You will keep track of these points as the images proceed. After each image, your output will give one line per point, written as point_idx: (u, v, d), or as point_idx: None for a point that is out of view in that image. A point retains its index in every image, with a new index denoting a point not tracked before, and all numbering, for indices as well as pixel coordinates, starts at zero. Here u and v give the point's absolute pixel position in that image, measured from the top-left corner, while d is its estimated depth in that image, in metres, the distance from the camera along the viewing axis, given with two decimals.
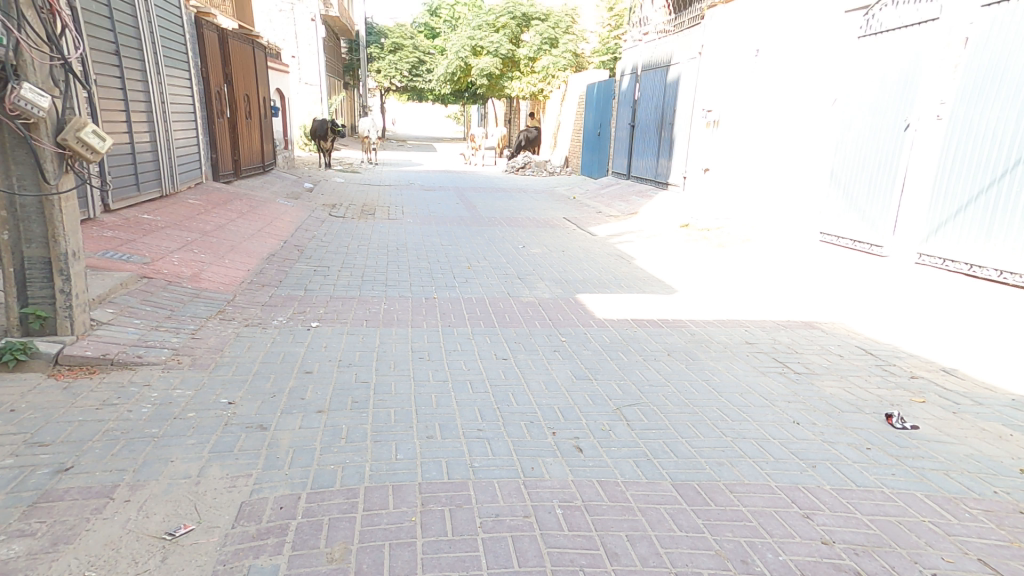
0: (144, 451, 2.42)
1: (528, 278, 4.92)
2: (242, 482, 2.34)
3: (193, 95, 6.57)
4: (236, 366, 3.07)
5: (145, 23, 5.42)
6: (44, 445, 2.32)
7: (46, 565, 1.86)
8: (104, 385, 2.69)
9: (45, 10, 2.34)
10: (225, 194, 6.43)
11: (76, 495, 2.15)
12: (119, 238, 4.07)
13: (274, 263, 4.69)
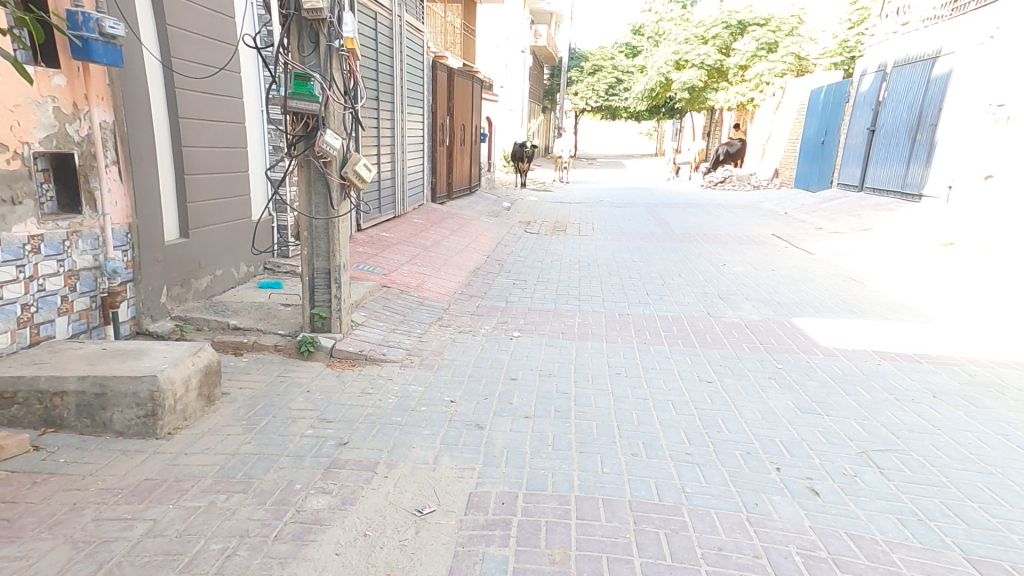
0: (394, 436, 2.81)
1: (731, 298, 4.68)
2: (469, 474, 2.58)
3: (424, 128, 7.78)
4: (454, 368, 3.45)
5: (398, 73, 6.56)
6: (330, 421, 2.85)
7: (340, 519, 2.27)
8: (362, 376, 3.25)
9: (347, 71, 2.68)
10: (440, 214, 7.50)
11: (353, 466, 2.59)
12: (368, 252, 5.01)
13: (479, 276, 5.27)
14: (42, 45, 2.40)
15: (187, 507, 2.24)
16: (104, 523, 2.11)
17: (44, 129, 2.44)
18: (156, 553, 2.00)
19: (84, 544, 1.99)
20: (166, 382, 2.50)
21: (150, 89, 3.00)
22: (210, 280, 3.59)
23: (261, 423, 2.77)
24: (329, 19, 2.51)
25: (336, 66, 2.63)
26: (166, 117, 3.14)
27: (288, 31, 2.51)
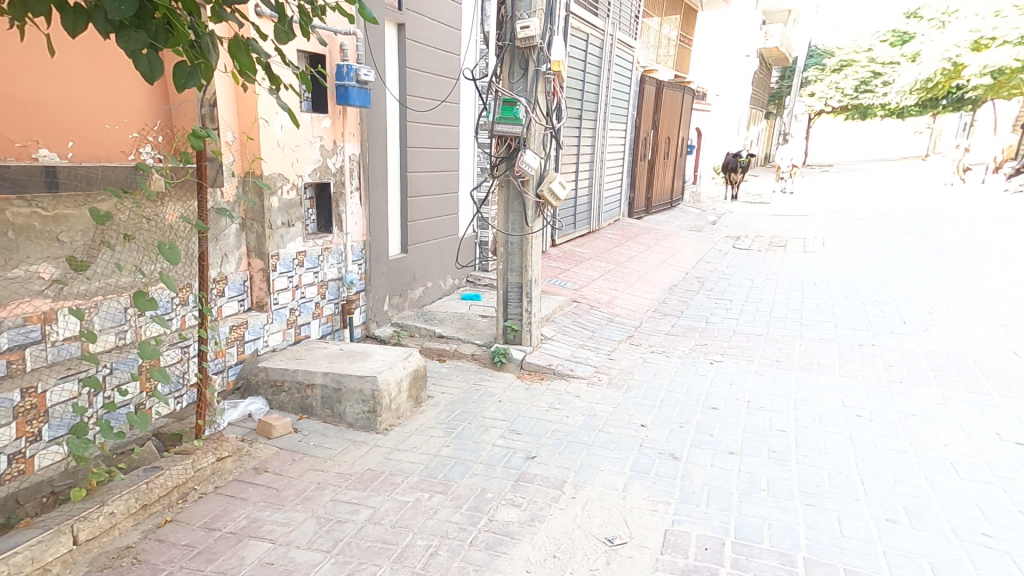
0: (581, 456, 2.73)
1: (1021, 327, 4.35)
2: (663, 508, 2.35)
3: (629, 144, 8.11)
4: (645, 391, 3.30)
5: (605, 91, 6.94)
6: (519, 433, 2.90)
7: (530, 536, 2.24)
8: (551, 390, 3.29)
9: (550, 92, 2.75)
10: (637, 229, 7.91)
11: (540, 482, 2.57)
12: (562, 267, 5.46)
13: (676, 294, 5.28)
14: (314, 94, 2.93)
15: (396, 499, 2.45)
16: (338, 504, 2.44)
17: (312, 163, 2.97)
18: (376, 540, 2.21)
19: (324, 520, 2.32)
20: (385, 382, 2.80)
21: (387, 124, 3.49)
22: (422, 291, 4.05)
23: (458, 428, 2.94)
24: (540, 45, 2.61)
25: (541, 89, 2.72)
26: (398, 147, 3.63)
27: (501, 60, 2.70)
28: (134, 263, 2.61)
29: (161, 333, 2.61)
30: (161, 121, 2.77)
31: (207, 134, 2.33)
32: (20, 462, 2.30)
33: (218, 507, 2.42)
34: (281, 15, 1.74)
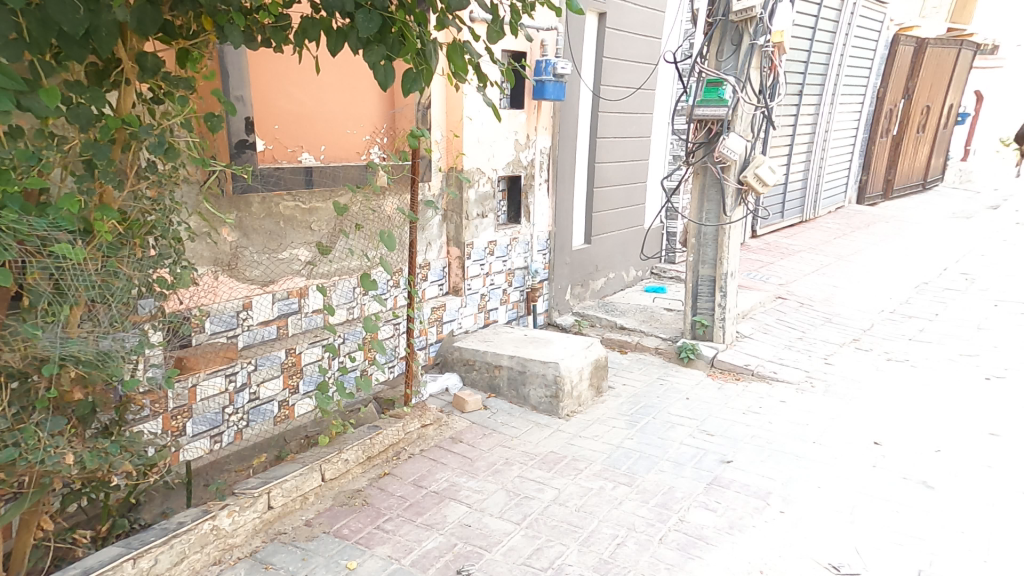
0: (789, 467, 2.63)
1: None
2: (909, 540, 2.16)
3: (859, 120, 9.06)
4: (875, 404, 3.21)
5: (833, 71, 7.77)
6: (710, 435, 2.92)
7: (729, 544, 2.21)
8: (750, 392, 3.33)
9: (765, 67, 3.16)
10: (866, 219, 8.60)
11: (737, 488, 2.51)
12: (767, 261, 6.23)
13: (931, 291, 5.36)
14: (514, 91, 3.31)
15: (581, 484, 2.65)
16: (526, 481, 2.72)
17: (506, 158, 3.34)
18: (563, 520, 2.44)
19: (515, 495, 2.62)
20: (565, 370, 3.04)
21: (580, 118, 3.90)
22: (603, 281, 4.41)
23: (640, 422, 3.05)
24: (759, 16, 3.05)
25: (755, 64, 3.17)
26: (587, 140, 4.02)
27: (714, 38, 3.24)
28: (362, 248, 2.96)
29: (380, 311, 2.93)
30: (387, 124, 3.22)
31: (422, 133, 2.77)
32: (286, 407, 3.04)
33: (423, 468, 2.86)
34: (496, 15, 1.87)
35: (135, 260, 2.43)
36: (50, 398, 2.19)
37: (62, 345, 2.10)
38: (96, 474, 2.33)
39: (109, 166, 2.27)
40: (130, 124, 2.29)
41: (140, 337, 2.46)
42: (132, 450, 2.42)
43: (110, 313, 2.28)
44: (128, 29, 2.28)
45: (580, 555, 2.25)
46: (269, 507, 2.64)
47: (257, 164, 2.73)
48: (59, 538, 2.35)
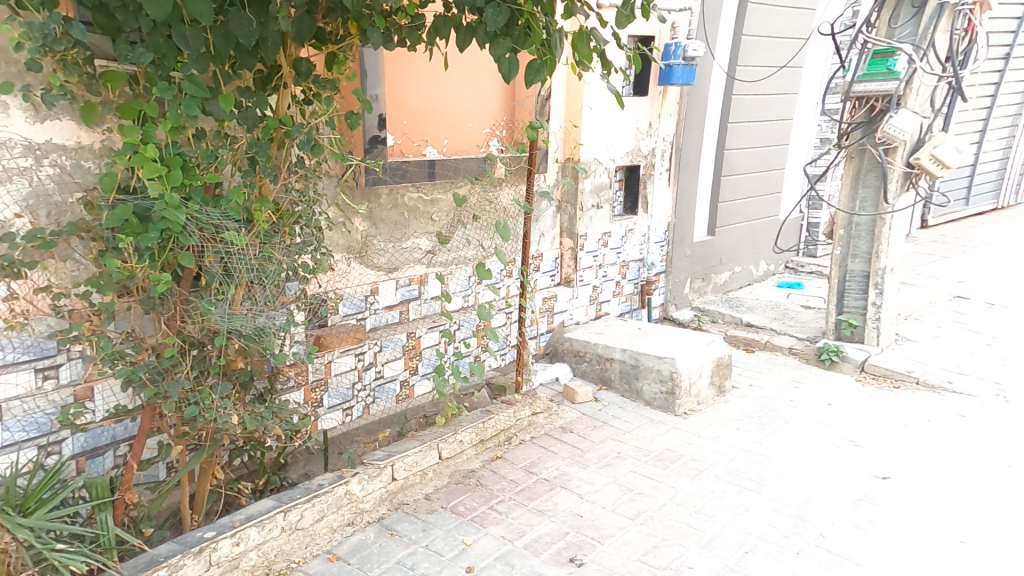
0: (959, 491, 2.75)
1: None
2: None
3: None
4: None
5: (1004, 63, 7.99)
6: (862, 444, 3.16)
7: (881, 563, 2.28)
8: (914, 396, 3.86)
9: (952, 30, 3.70)
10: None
11: (896, 508, 2.61)
12: (935, 255, 6.82)
13: None
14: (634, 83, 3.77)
15: (698, 484, 2.76)
16: (639, 477, 2.84)
17: (622, 149, 3.83)
18: (681, 520, 2.53)
19: (628, 489, 2.75)
20: (680, 366, 3.27)
21: (713, 110, 4.70)
22: (726, 272, 5.27)
23: (770, 425, 3.30)
24: None
25: (938, 29, 3.74)
26: (716, 125, 4.77)
27: (891, 10, 3.87)
28: (478, 238, 3.05)
29: (492, 300, 3.03)
30: (507, 116, 3.34)
31: (541, 125, 2.81)
32: (406, 388, 3.21)
33: (534, 455, 3.04)
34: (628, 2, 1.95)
35: (286, 247, 2.89)
36: (221, 365, 2.76)
37: (230, 320, 2.73)
38: (254, 434, 2.77)
39: (267, 163, 2.75)
40: (285, 124, 2.70)
41: (286, 316, 2.92)
42: (281, 416, 2.81)
43: (264, 292, 2.86)
44: (289, 37, 2.60)
45: (702, 557, 2.33)
46: (393, 479, 2.88)
47: (388, 159, 2.93)
48: (228, 486, 2.76)
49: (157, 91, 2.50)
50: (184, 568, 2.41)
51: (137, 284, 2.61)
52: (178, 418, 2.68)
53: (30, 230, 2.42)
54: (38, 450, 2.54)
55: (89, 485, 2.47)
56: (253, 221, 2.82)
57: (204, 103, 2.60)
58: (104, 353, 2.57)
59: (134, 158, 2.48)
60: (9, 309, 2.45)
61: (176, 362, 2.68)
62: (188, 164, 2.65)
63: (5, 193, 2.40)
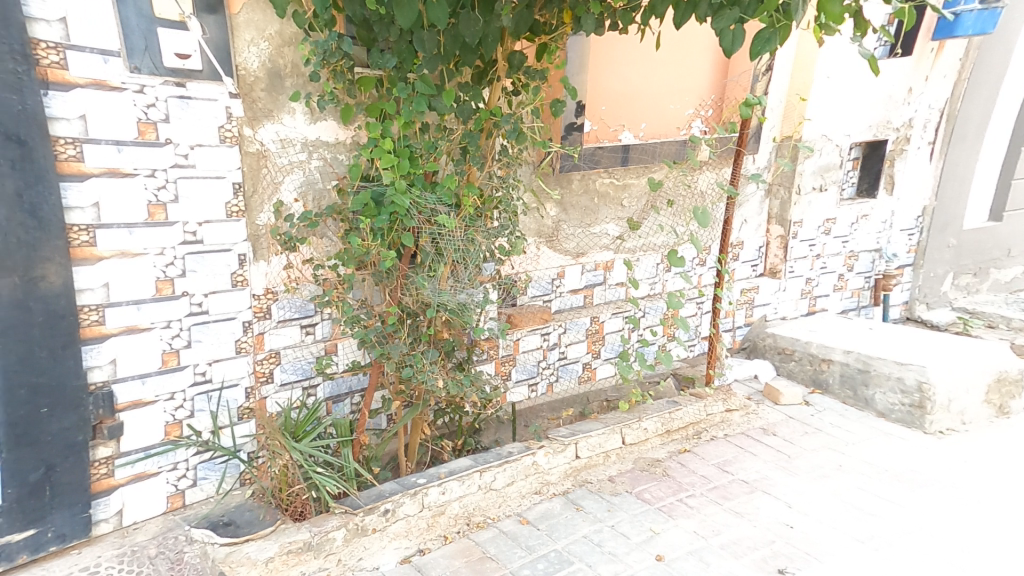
0: None
1: None
2: None
3: None
4: None
5: None
6: None
7: None
8: None
9: None
10: None
11: None
12: None
13: None
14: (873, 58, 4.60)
15: (964, 509, 2.76)
16: (865, 494, 2.86)
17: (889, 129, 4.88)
18: (942, 559, 2.40)
19: (854, 507, 2.75)
20: (929, 378, 3.50)
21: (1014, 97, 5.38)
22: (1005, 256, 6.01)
23: None
24: None
25: None
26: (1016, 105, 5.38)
27: None
28: (670, 224, 3.09)
29: (681, 288, 2.84)
30: (716, 95, 3.44)
31: (757, 101, 2.51)
32: (588, 369, 3.59)
33: (727, 453, 3.19)
34: None
35: (486, 231, 3.11)
36: (430, 334, 3.11)
37: (439, 295, 3.06)
38: (455, 399, 3.09)
39: (476, 151, 3.00)
40: (495, 114, 2.90)
41: (483, 294, 3.16)
42: (477, 385, 3.11)
43: (465, 271, 3.12)
44: (506, 33, 2.78)
45: None
46: (577, 458, 3.09)
47: (584, 145, 3.09)
48: (433, 442, 3.13)
49: (396, 92, 2.86)
50: (404, 506, 2.89)
51: (370, 260, 3.06)
52: (396, 377, 3.10)
53: (303, 211, 3.01)
54: (303, 390, 3.18)
55: (336, 424, 3.03)
56: (459, 206, 3.10)
57: (430, 99, 2.90)
58: (347, 316, 3.08)
59: (376, 151, 2.91)
60: (288, 276, 3.08)
61: (397, 328, 3.09)
62: (413, 154, 2.99)
63: (288, 182, 3.02)
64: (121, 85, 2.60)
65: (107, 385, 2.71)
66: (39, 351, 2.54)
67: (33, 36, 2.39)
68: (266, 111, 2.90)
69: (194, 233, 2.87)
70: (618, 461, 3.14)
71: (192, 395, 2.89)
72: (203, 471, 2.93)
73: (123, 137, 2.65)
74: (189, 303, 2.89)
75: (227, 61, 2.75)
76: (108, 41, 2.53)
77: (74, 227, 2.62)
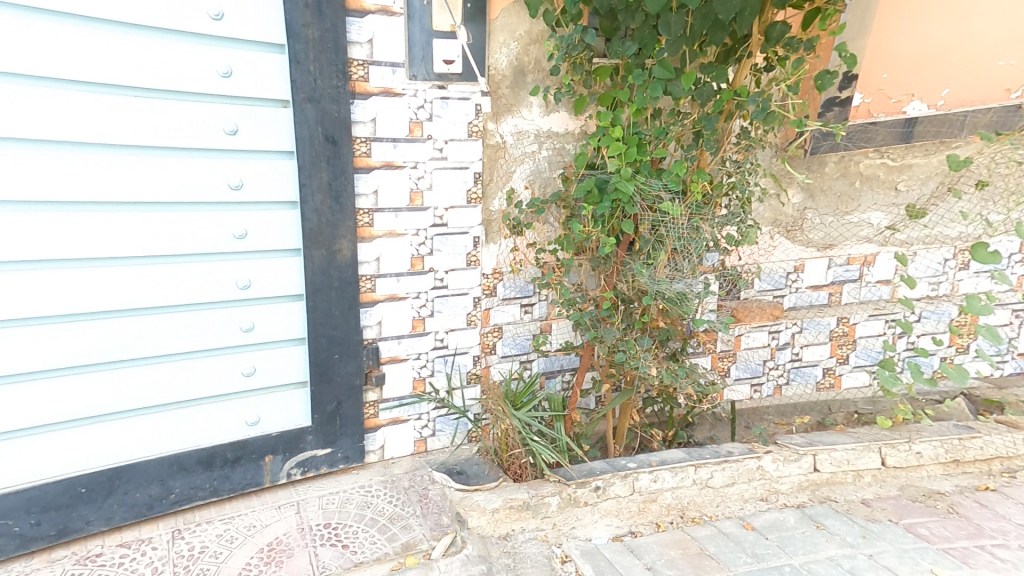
0: None
1: None
2: None
3: None
4: None
5: None
6: None
7: None
8: None
9: None
10: None
11: None
12: None
13: None
14: None
15: None
16: None
17: None
18: None
19: None
20: None
21: None
22: None
23: None
24: None
25: None
26: None
27: None
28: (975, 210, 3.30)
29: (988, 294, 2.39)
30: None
31: None
32: (831, 376, 3.57)
33: None
34: None
35: (713, 219, 3.03)
36: (644, 322, 3.13)
37: (656, 283, 3.02)
38: (668, 389, 3.09)
39: (711, 135, 2.91)
40: (741, 95, 2.75)
41: (703, 285, 3.09)
42: (692, 377, 3.08)
43: (686, 261, 3.06)
44: (767, 4, 2.59)
45: None
46: (815, 471, 2.95)
47: (850, 121, 3.17)
48: (642, 428, 3.20)
49: (631, 79, 2.88)
50: (615, 486, 2.96)
51: (590, 245, 3.16)
52: (607, 360, 3.23)
53: (531, 198, 3.30)
54: (520, 363, 3.54)
55: (550, 399, 3.28)
56: (684, 193, 3.02)
57: (666, 84, 2.83)
58: (564, 298, 3.25)
59: (605, 139, 2.97)
60: (513, 258, 3.42)
61: (611, 313, 3.16)
62: (641, 141, 2.97)
63: (519, 171, 3.36)
64: (402, 91, 3.10)
65: (375, 341, 3.29)
66: (334, 310, 3.18)
67: (351, 56, 2.98)
68: (507, 106, 3.25)
69: (441, 218, 3.30)
70: (876, 484, 2.96)
71: (433, 357, 3.37)
72: (439, 424, 3.46)
73: (399, 135, 3.16)
74: (434, 278, 3.33)
75: (483, 62, 3.13)
76: (398, 54, 3.04)
77: (361, 211, 3.19)
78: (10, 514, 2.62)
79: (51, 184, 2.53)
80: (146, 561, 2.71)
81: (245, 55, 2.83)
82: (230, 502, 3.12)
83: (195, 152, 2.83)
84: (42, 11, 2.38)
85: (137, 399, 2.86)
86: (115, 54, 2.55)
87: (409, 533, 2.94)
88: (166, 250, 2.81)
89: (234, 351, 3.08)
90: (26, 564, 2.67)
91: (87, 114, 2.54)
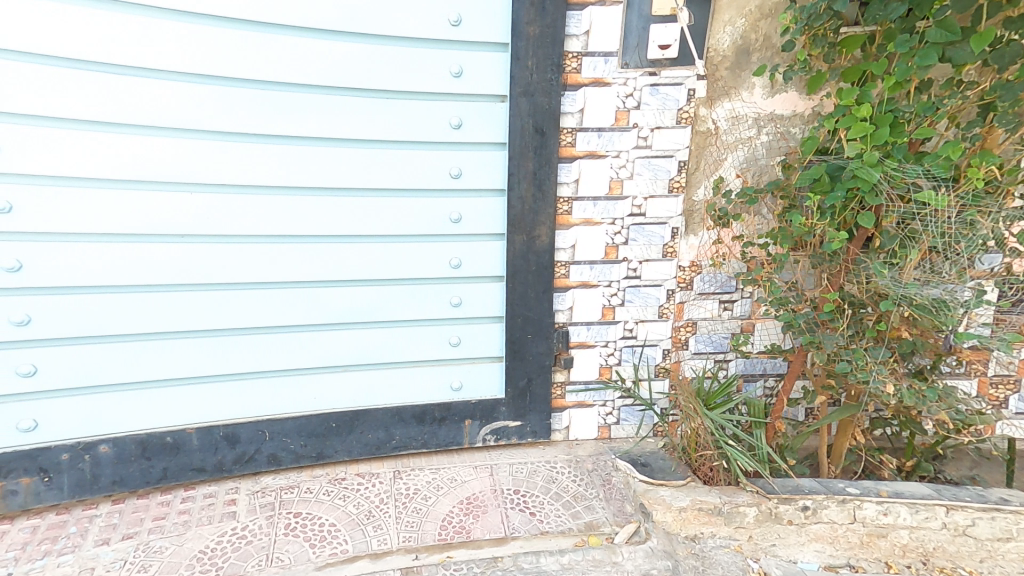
0: None
1: None
2: None
3: None
4: None
5: None
6: None
7: None
8: None
9: None
10: None
11: None
12: None
13: None
14: None
15: None
16: None
17: None
18: None
19: None
20: None
21: None
22: None
23: None
24: None
25: None
26: None
27: None
28: None
29: None
30: None
31: None
32: None
33: None
34: None
35: (999, 211, 2.47)
36: (878, 330, 2.70)
37: (901, 286, 2.57)
38: (909, 410, 2.73)
39: (1009, 108, 2.38)
40: None
41: (972, 293, 2.52)
42: (944, 401, 2.62)
43: (948, 262, 2.53)
44: None
45: None
46: None
47: None
48: (870, 453, 2.99)
49: (892, 48, 2.45)
50: (829, 509, 2.71)
51: (813, 239, 2.80)
52: (824, 369, 2.92)
53: (743, 187, 3.13)
54: (715, 362, 3.46)
55: (750, 404, 3.05)
56: (955, 180, 2.51)
57: (946, 49, 2.35)
58: (773, 296, 3.00)
59: (844, 120, 2.61)
60: (715, 250, 3.30)
61: (834, 316, 2.78)
62: (897, 121, 2.53)
63: (731, 158, 3.20)
64: (613, 80, 3.10)
65: (565, 325, 3.41)
66: (530, 292, 3.34)
67: (567, 49, 3.07)
68: (724, 89, 3.11)
69: (640, 207, 3.25)
70: None
71: (620, 346, 3.43)
72: (624, 413, 3.58)
73: (604, 124, 3.17)
74: (627, 268, 3.33)
75: (703, 45, 3.01)
76: (613, 43, 3.05)
77: (561, 199, 3.27)
78: (288, 435, 3.34)
79: (332, 174, 3.09)
80: (377, 491, 3.23)
81: (474, 55, 3.11)
82: (436, 455, 3.56)
83: (428, 145, 3.19)
84: (334, 33, 2.91)
85: (372, 357, 3.38)
86: (379, 64, 3.00)
87: (593, 514, 3.01)
88: (404, 231, 3.26)
89: (443, 322, 3.43)
90: (297, 475, 3.39)
91: (359, 116, 3.05)
